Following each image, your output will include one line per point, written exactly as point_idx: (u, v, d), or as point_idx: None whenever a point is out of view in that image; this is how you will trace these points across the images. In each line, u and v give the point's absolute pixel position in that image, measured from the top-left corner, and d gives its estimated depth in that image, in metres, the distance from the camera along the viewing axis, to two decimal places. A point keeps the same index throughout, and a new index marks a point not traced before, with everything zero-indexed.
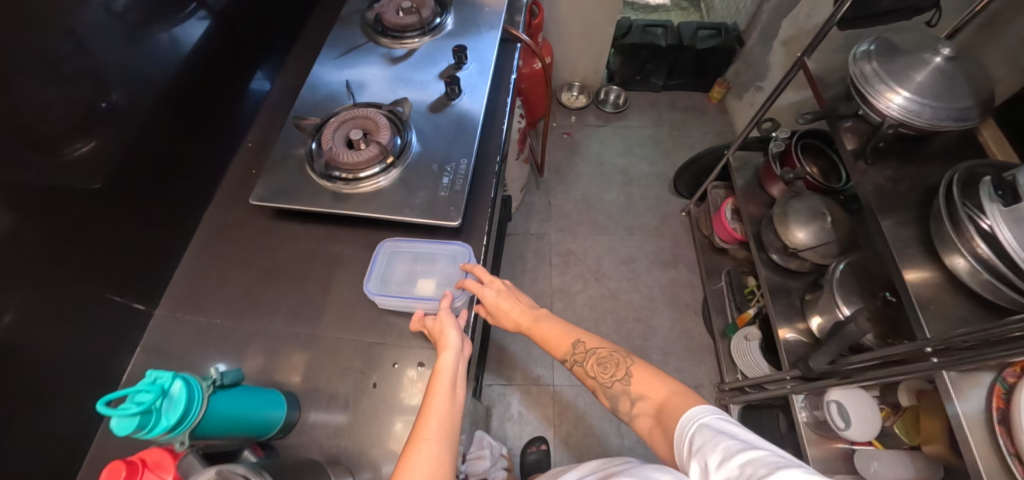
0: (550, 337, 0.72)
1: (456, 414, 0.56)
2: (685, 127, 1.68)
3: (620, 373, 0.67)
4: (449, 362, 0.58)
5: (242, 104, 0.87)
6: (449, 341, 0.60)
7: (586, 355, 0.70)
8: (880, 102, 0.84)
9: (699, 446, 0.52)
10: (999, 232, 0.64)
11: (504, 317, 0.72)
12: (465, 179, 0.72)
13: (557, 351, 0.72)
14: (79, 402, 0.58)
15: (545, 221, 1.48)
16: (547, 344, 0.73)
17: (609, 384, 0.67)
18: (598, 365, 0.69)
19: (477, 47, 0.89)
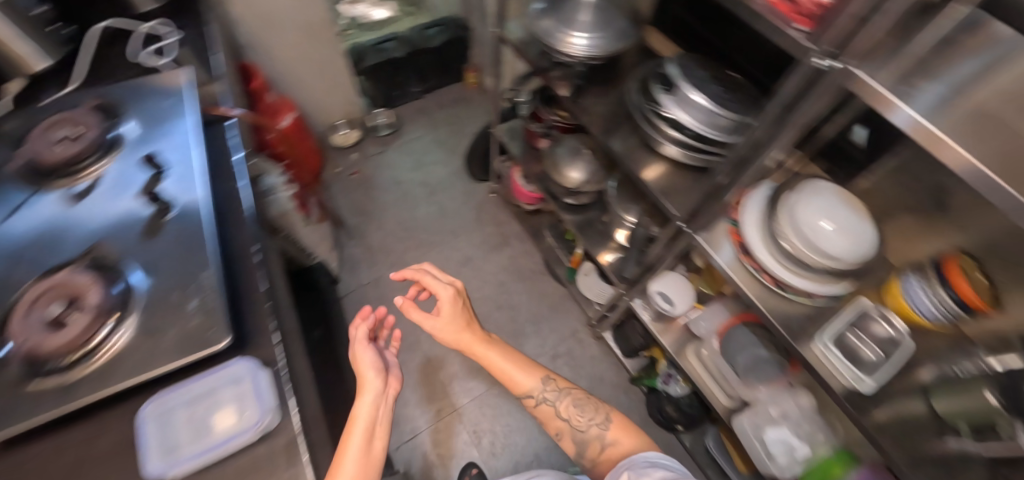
0: (521, 372, 0.83)
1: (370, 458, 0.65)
2: (459, 119, 1.76)
3: (600, 417, 0.79)
4: (367, 390, 0.72)
5: None
6: (368, 371, 0.74)
7: (562, 396, 0.82)
8: (567, 47, 0.97)
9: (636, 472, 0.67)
10: (680, 117, 0.79)
11: (450, 335, 0.81)
12: (215, 290, 0.65)
13: (522, 382, 0.83)
14: None
15: (373, 265, 1.45)
16: (508, 382, 0.84)
17: (580, 429, 0.79)
18: (574, 408, 0.81)
19: (174, 145, 0.79)
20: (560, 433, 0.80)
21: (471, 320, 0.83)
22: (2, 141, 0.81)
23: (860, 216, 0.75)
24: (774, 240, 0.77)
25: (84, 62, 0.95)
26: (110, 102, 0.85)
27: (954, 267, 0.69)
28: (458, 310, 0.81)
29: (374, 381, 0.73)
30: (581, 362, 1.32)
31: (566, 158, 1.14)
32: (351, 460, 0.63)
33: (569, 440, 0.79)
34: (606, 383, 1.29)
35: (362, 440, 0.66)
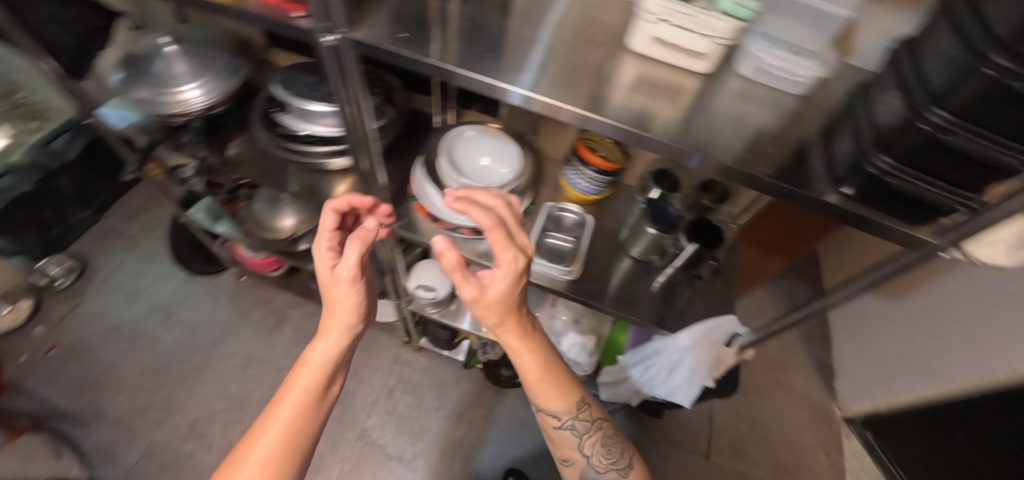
0: (560, 402, 0.66)
1: (301, 427, 0.58)
2: (162, 219, 1.48)
3: (622, 464, 0.71)
4: (329, 347, 0.60)
5: None
6: (341, 315, 0.58)
7: (593, 425, 0.70)
8: (181, 105, 0.85)
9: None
10: (317, 130, 0.78)
11: (484, 314, 0.55)
12: None
13: (557, 408, 0.67)
14: None
15: (135, 435, 1.16)
16: (537, 394, 0.66)
17: (601, 465, 0.70)
18: (600, 444, 0.71)
19: None
20: (567, 459, 0.73)
21: (517, 310, 0.57)
22: None
23: (503, 140, 0.81)
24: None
25: None
26: None
27: (582, 147, 0.80)
28: (505, 296, 0.53)
29: (334, 336, 0.59)
30: (416, 381, 1.30)
31: (266, 213, 1.08)
32: (275, 433, 0.56)
33: (573, 468, 0.73)
34: (447, 385, 1.30)
35: (295, 421, 0.57)
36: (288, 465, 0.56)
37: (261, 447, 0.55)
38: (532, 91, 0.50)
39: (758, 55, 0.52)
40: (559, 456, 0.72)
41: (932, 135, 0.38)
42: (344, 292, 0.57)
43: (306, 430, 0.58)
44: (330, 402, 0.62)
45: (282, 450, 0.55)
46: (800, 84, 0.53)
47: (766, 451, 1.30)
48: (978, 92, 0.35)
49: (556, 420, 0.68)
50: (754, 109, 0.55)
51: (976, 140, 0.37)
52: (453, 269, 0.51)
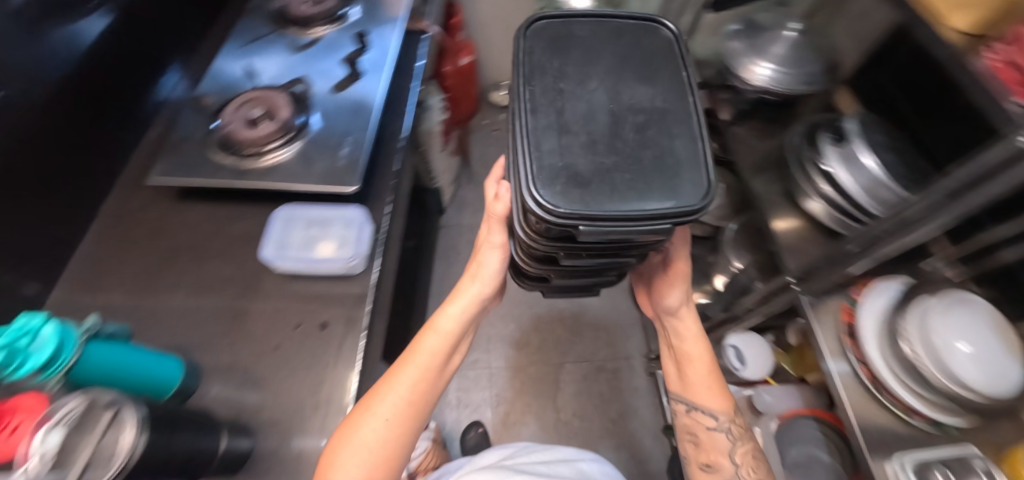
0: (724, 396, 0.70)
1: (420, 402, 0.62)
2: None
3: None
4: (459, 316, 0.67)
5: (141, 108, 0.92)
6: (484, 279, 0.67)
7: (747, 436, 0.69)
8: (749, 73, 0.94)
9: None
10: (839, 173, 0.75)
11: (672, 292, 0.72)
12: (363, 148, 0.76)
13: (713, 403, 0.70)
14: None
15: (477, 212, 1.55)
16: (702, 393, 0.71)
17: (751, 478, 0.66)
18: (751, 458, 0.68)
19: (379, 33, 0.92)
20: (708, 466, 0.69)
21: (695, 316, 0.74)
22: None
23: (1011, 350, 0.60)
24: (937, 384, 0.61)
25: None
26: None
27: None
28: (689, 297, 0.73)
29: (471, 307, 0.68)
30: (623, 386, 1.29)
31: None
32: (393, 401, 0.60)
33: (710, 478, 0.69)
34: (637, 419, 1.24)
35: (419, 384, 0.63)
36: (416, 417, 0.62)
37: (388, 398, 0.60)
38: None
39: None
40: (703, 456, 0.70)
41: (545, 274, 0.58)
42: (491, 272, 0.67)
43: (429, 392, 0.64)
44: (449, 372, 0.68)
45: (411, 411, 0.61)
46: None
47: None
48: (538, 263, 0.55)
49: (711, 421, 0.69)
50: None
51: (576, 272, 0.57)
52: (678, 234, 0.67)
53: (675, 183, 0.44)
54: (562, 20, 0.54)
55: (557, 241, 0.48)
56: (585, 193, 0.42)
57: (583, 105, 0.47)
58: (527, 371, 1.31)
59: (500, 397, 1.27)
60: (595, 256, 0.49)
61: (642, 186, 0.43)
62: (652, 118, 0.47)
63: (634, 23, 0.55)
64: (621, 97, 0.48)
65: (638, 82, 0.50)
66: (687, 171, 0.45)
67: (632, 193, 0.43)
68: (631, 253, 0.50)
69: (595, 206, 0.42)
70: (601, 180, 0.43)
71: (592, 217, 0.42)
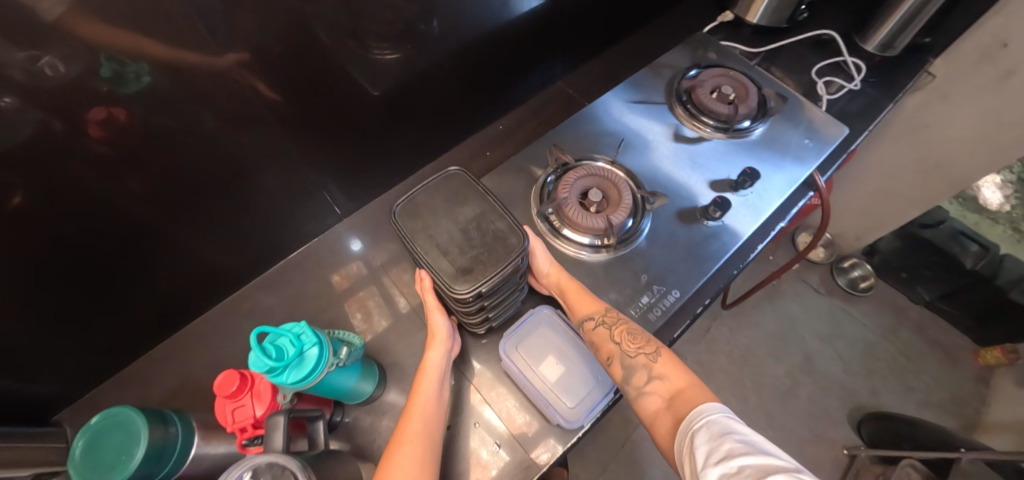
0: (586, 297, 0.60)
1: (437, 429, 0.53)
2: (918, 362, 1.33)
3: (650, 348, 0.54)
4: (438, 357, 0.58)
5: (506, 92, 0.94)
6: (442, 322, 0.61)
7: (622, 317, 0.58)
8: None
9: (706, 456, 0.40)
10: None
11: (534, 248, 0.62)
12: (664, 312, 0.62)
13: (582, 309, 0.59)
14: (259, 226, 0.76)
15: (690, 341, 1.33)
16: (570, 306, 0.60)
17: (633, 353, 0.54)
18: (627, 330, 0.56)
19: (769, 174, 0.73)
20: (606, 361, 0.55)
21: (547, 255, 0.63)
22: (689, 41, 0.88)
23: None
24: None
25: (781, 41, 0.97)
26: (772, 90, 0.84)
27: None
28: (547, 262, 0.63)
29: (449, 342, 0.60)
30: None
31: None
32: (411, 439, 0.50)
33: (615, 371, 0.54)
34: None
35: (427, 416, 0.53)
36: (435, 439, 0.52)
37: (402, 439, 0.51)
38: None
39: None
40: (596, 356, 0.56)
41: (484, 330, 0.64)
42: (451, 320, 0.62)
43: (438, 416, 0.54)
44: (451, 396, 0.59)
45: (429, 437, 0.51)
46: None
47: None
48: (458, 320, 0.62)
49: (586, 324, 0.58)
50: None
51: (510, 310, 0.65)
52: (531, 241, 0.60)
53: (509, 238, 0.52)
54: (405, 198, 0.55)
55: (475, 302, 0.55)
56: (474, 272, 0.50)
57: (428, 236, 0.52)
58: None
59: None
60: (505, 292, 0.58)
61: (501, 255, 0.51)
62: (477, 221, 0.53)
63: (442, 177, 0.56)
64: (453, 215, 0.54)
65: (461, 203, 0.55)
66: (515, 231, 0.53)
67: (501, 253, 0.51)
68: (519, 275, 0.59)
69: (479, 278, 0.50)
70: (480, 261, 0.51)
71: (488, 283, 0.49)
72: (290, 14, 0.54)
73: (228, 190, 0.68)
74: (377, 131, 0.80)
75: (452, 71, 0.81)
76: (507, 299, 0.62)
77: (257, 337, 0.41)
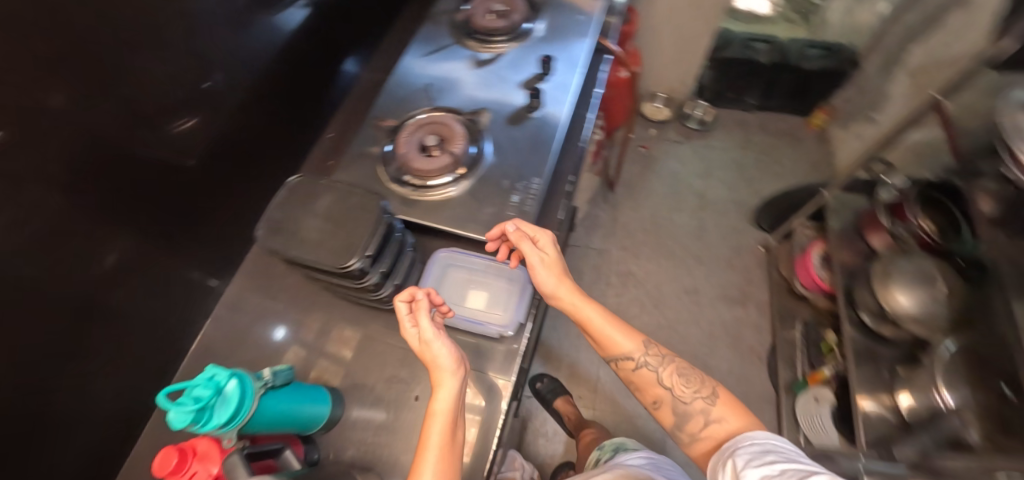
0: (627, 333, 0.62)
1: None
2: (776, 153, 1.56)
3: (706, 393, 0.58)
4: (449, 398, 0.51)
5: (318, 106, 0.94)
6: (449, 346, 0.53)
7: (668, 357, 0.61)
8: None
9: (747, 460, 0.47)
10: None
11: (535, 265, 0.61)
12: (535, 199, 0.68)
13: (623, 347, 0.61)
14: (146, 354, 0.67)
15: (608, 236, 1.43)
16: (602, 343, 0.62)
17: (688, 399, 0.58)
18: (676, 376, 0.60)
19: (565, 55, 0.82)
20: (657, 403, 0.61)
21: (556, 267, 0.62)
22: None
23: None
24: None
25: None
26: None
27: None
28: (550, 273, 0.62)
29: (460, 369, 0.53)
30: None
31: (907, 273, 0.91)
32: None
33: (665, 412, 0.60)
34: None
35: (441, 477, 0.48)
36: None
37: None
38: None
39: None
40: (646, 398, 0.62)
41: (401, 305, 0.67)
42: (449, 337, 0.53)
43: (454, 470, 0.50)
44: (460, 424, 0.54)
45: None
46: None
47: None
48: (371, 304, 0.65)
49: (632, 360, 0.61)
50: None
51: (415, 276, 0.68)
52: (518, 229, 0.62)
53: (371, 205, 0.57)
54: (262, 221, 0.56)
55: (372, 273, 0.58)
56: (353, 244, 0.54)
57: (298, 240, 0.55)
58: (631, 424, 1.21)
59: None
60: (395, 256, 0.63)
61: (366, 220, 0.56)
62: (336, 206, 0.57)
63: (289, 188, 0.59)
64: (311, 213, 0.57)
65: (314, 199, 0.58)
66: (370, 198, 0.58)
67: (370, 218, 0.56)
68: (399, 235, 0.63)
69: (361, 247, 0.54)
70: (355, 234, 0.55)
71: (370, 245, 0.54)
72: (44, 96, 0.47)
73: (97, 321, 0.58)
74: (215, 191, 0.74)
75: (256, 105, 0.79)
76: (405, 264, 0.66)
77: (164, 395, 0.42)
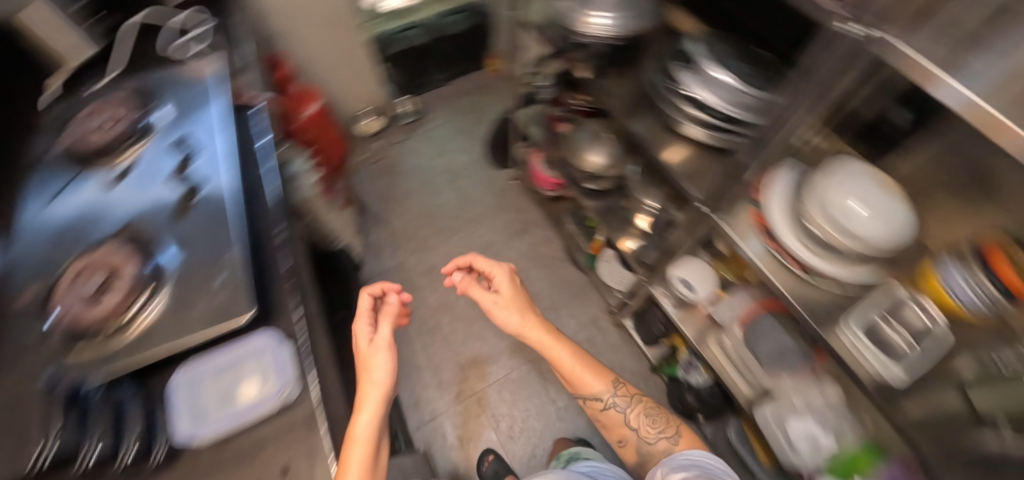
0: (598, 379, 0.89)
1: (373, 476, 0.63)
2: (482, 105, 1.78)
3: (669, 432, 0.85)
4: (374, 405, 0.69)
5: None
6: (378, 366, 0.72)
7: (634, 398, 0.89)
8: (582, 26, 0.93)
9: (670, 468, 0.73)
10: (694, 93, 0.78)
11: (496, 308, 0.89)
12: (240, 266, 0.67)
13: (596, 385, 0.89)
14: None
15: (396, 249, 1.47)
16: (574, 383, 0.90)
17: (655, 438, 0.86)
18: (644, 416, 0.87)
19: (200, 130, 0.83)
20: (623, 440, 0.89)
21: (517, 304, 0.90)
22: (50, 126, 0.86)
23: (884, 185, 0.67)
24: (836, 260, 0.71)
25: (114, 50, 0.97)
26: (146, 89, 0.90)
27: (995, 252, 0.61)
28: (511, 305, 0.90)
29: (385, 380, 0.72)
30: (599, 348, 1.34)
31: (582, 139, 1.14)
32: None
33: (632, 447, 0.87)
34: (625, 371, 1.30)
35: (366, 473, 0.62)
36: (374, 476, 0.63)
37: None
38: None
39: None
40: (614, 435, 0.90)
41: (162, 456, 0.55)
42: (381, 354, 0.74)
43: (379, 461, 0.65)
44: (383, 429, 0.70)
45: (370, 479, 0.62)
46: None
47: None
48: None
49: (607, 396, 0.89)
50: None
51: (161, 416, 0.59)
52: (471, 272, 0.91)
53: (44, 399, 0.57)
54: None
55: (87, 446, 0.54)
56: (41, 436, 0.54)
57: None
58: (509, 380, 1.30)
59: (500, 415, 1.26)
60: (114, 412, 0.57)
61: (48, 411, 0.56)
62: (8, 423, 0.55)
63: None
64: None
65: None
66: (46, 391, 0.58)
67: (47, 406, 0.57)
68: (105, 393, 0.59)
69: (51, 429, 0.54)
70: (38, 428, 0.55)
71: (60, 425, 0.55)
72: None
73: None
74: None
75: None
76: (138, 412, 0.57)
77: None
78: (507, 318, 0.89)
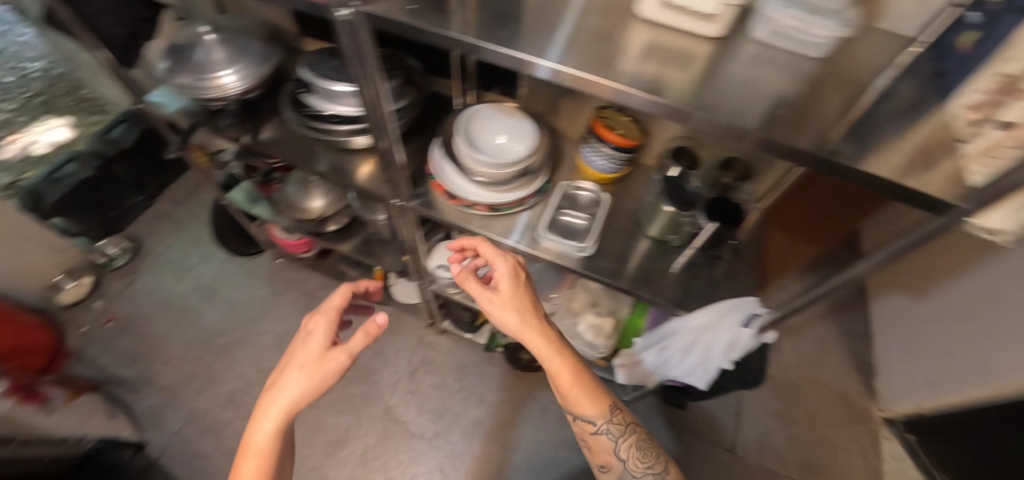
0: (597, 405, 0.70)
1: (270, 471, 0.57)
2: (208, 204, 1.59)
3: (658, 469, 0.71)
4: (285, 404, 0.57)
5: None
6: (311, 344, 0.61)
7: (630, 426, 0.72)
8: (214, 90, 0.89)
9: None
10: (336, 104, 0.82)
11: (503, 314, 0.69)
12: None
13: (592, 410, 0.70)
14: None
15: (181, 401, 1.24)
16: (572, 405, 0.71)
17: (638, 469, 0.71)
18: (636, 449, 0.72)
19: None
20: (606, 466, 0.74)
21: (521, 312, 0.69)
22: None
23: (518, 116, 0.82)
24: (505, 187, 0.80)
25: None
26: None
27: (598, 125, 0.79)
28: (511, 297, 0.71)
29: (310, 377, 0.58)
30: (437, 361, 1.34)
31: (295, 193, 1.12)
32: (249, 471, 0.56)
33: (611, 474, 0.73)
34: (468, 367, 1.34)
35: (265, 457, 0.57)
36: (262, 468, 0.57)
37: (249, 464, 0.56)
38: (565, 63, 0.49)
39: (773, 16, 0.50)
40: (598, 458, 0.74)
41: None
42: (318, 331, 0.62)
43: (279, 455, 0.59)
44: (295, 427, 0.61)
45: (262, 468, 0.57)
46: (817, 46, 0.51)
47: (796, 448, 1.28)
48: None
49: (597, 423, 0.71)
50: (765, 75, 0.52)
51: None
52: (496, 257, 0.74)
53: None
54: None
55: None
56: None
57: None
58: (370, 447, 1.22)
59: None
60: None
61: None
62: None
63: None
64: None
65: None
66: None
67: None
68: None
69: None
70: None
71: None
72: None
73: None
74: None
75: None
76: None
77: None
78: (505, 321, 0.69)
